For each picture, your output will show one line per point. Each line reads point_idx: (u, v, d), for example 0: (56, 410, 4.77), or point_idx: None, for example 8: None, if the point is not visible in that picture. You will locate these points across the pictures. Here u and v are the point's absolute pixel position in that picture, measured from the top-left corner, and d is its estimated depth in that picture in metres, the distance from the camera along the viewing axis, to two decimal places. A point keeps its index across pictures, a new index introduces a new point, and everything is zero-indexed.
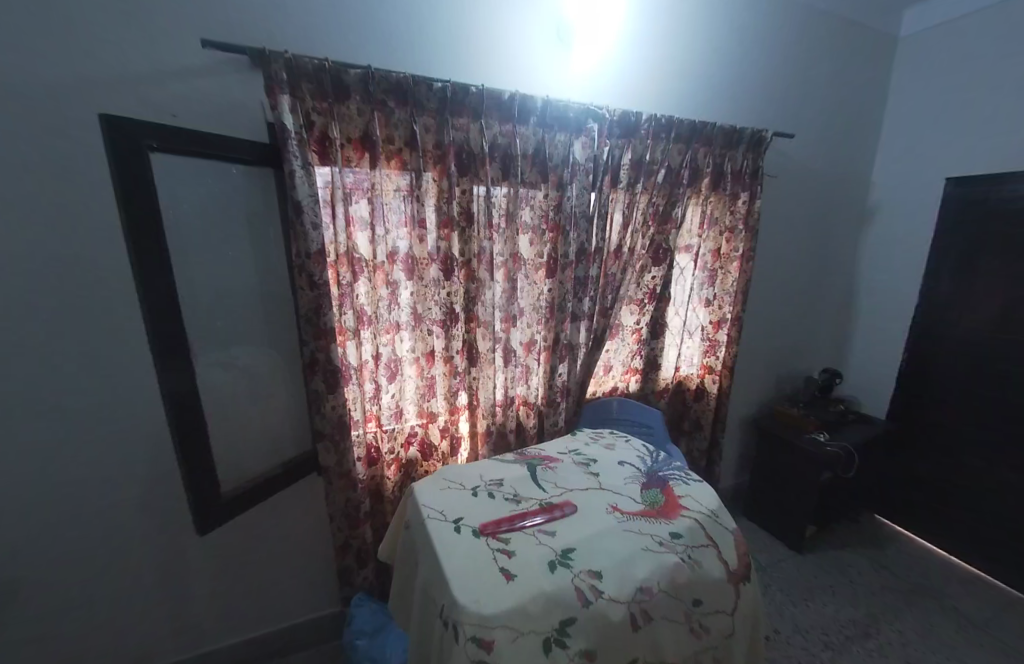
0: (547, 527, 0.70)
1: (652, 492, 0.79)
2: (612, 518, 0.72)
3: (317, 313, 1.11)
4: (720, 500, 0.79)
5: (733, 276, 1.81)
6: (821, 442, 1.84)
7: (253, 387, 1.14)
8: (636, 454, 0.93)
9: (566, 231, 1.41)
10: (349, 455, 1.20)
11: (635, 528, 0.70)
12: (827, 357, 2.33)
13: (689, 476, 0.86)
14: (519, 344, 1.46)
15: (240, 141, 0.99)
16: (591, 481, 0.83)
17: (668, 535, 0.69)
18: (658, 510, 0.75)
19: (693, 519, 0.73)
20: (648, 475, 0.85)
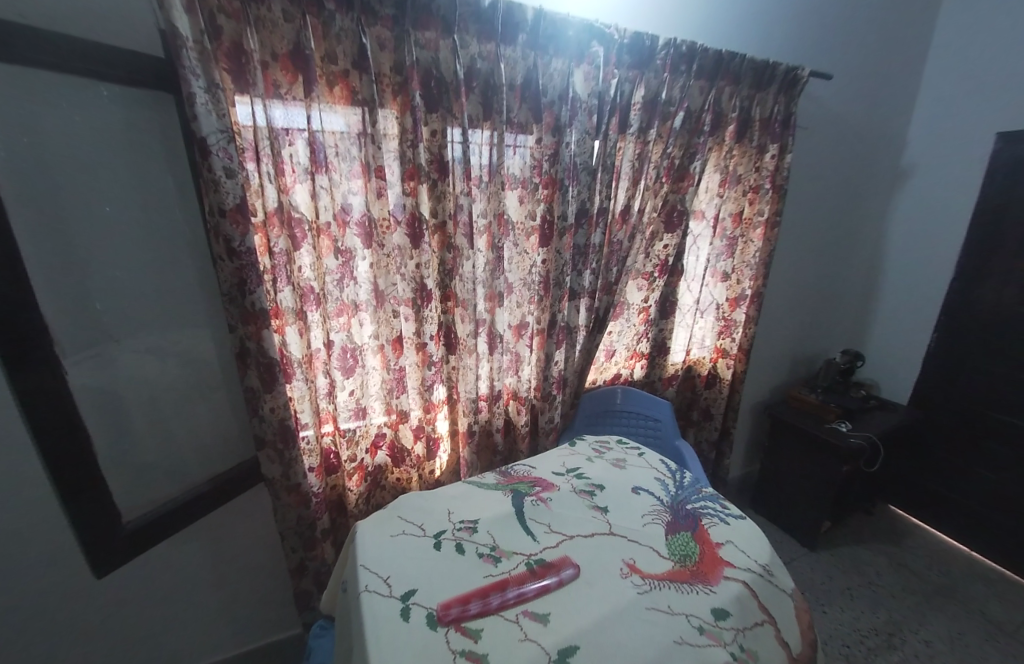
0: (537, 605, 0.48)
1: (680, 538, 0.58)
2: (630, 587, 0.50)
3: (242, 290, 0.84)
4: (771, 546, 0.58)
5: (756, 246, 1.57)
6: (843, 432, 1.65)
7: (166, 390, 0.87)
8: (654, 475, 0.72)
9: (564, 186, 1.14)
10: (299, 466, 0.98)
11: (663, 604, 0.48)
12: (846, 337, 2.13)
13: (728, 509, 0.64)
14: (507, 327, 1.22)
15: (122, 55, 0.69)
16: (598, 520, 0.61)
17: (710, 613, 0.48)
18: (693, 569, 0.53)
19: (742, 583, 0.52)
20: (673, 507, 0.64)
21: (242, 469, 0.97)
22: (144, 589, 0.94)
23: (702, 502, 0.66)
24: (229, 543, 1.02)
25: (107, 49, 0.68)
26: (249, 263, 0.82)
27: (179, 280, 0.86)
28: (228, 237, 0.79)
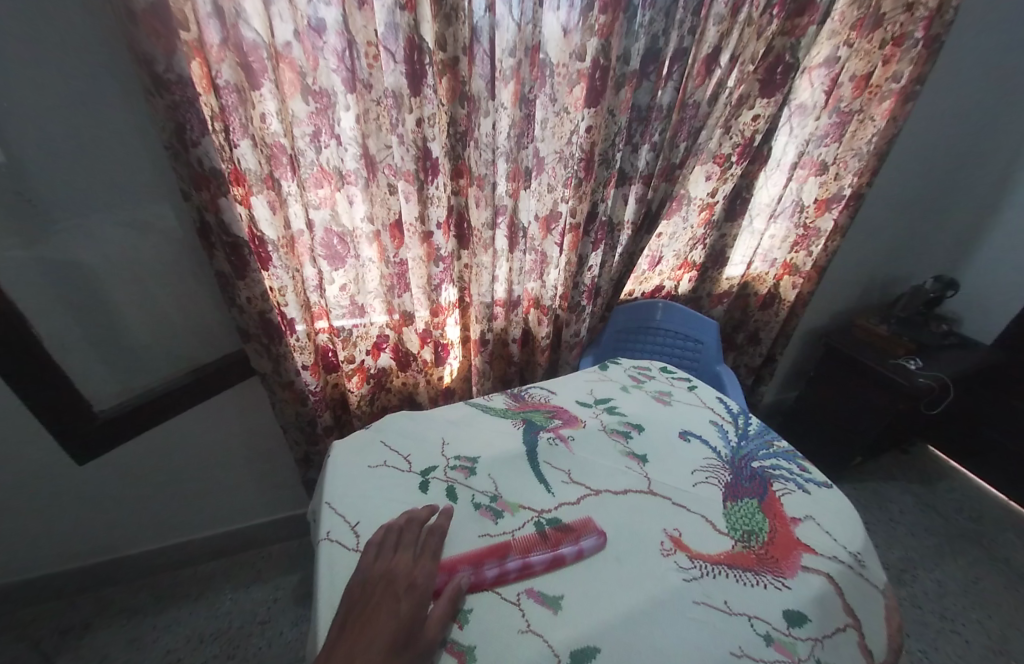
0: (546, 584, 0.37)
1: (742, 508, 0.44)
2: (674, 571, 0.38)
3: (183, 138, 0.62)
4: (864, 528, 0.44)
5: (875, 127, 1.17)
6: (912, 370, 1.42)
7: (116, 267, 0.72)
8: (709, 418, 0.57)
9: (632, 6, 0.76)
10: (289, 362, 0.87)
11: (717, 600, 0.36)
12: (940, 260, 1.76)
13: (807, 474, 0.50)
14: (533, 218, 0.99)
15: None
16: (632, 472, 0.48)
17: (780, 617, 0.35)
18: (759, 553, 0.40)
19: (826, 577, 0.39)
20: (732, 465, 0.50)
21: (231, 360, 0.88)
22: (149, 466, 0.93)
23: (772, 461, 0.51)
24: (229, 431, 0.99)
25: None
26: (181, 97, 0.58)
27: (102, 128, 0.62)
28: (147, 56, 0.54)
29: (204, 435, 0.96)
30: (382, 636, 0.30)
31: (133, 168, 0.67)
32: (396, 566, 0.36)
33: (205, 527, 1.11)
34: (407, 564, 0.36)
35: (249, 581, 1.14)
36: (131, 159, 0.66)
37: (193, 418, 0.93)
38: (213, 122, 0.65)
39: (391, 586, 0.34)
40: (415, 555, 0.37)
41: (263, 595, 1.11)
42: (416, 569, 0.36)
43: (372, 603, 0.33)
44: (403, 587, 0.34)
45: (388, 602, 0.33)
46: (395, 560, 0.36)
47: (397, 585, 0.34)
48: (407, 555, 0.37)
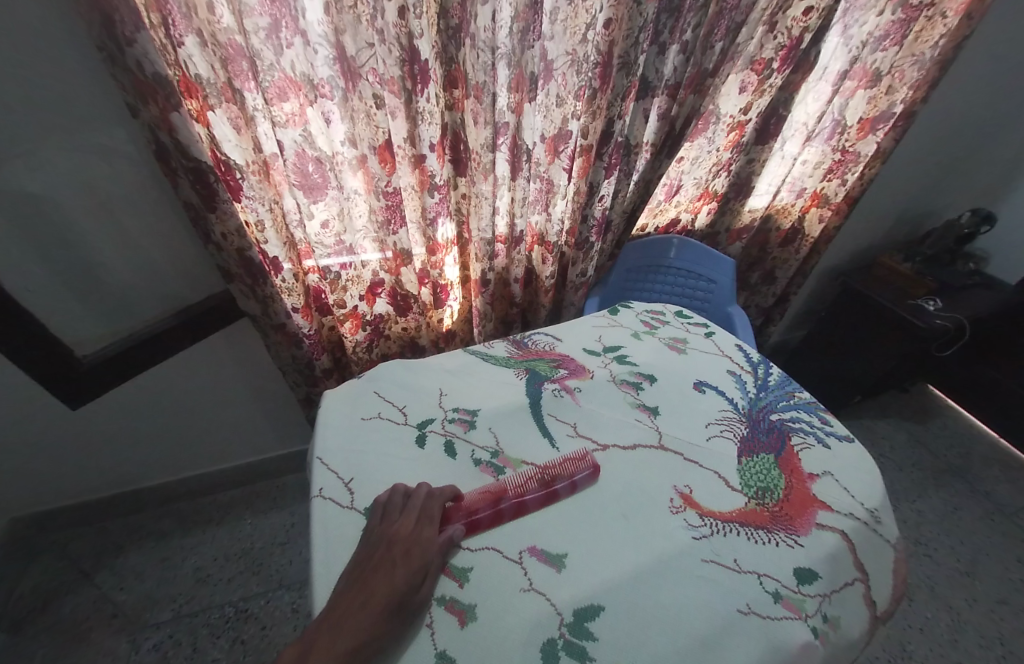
0: (549, 540, 0.36)
1: (757, 464, 0.42)
2: (683, 530, 0.36)
3: (113, 34, 0.51)
4: (883, 484, 0.42)
5: (946, 26, 0.98)
6: (929, 312, 1.37)
7: (72, 200, 0.64)
8: (727, 367, 0.54)
9: None
10: (279, 305, 0.83)
11: (727, 558, 0.35)
12: (981, 191, 1.61)
13: (828, 428, 0.47)
14: (538, 139, 0.86)
15: None
16: (642, 426, 0.45)
17: (791, 575, 0.34)
18: (772, 511, 0.38)
19: (840, 535, 0.37)
20: (750, 417, 0.47)
21: (217, 302, 0.83)
22: (151, 407, 0.93)
23: (791, 414, 0.48)
24: (227, 373, 0.97)
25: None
26: None
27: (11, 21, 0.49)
28: None
29: (201, 377, 0.94)
30: (372, 603, 0.29)
31: (64, 75, 0.55)
32: (397, 529, 0.34)
33: (217, 462, 1.15)
34: (409, 528, 0.34)
35: (266, 509, 1.21)
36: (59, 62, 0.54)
37: (189, 361, 0.91)
38: (149, 12, 0.52)
39: (389, 551, 0.32)
40: (416, 518, 0.35)
41: (281, 521, 1.19)
42: (417, 534, 0.34)
43: (370, 565, 0.32)
44: (401, 553, 0.32)
45: (384, 566, 0.32)
46: (396, 524, 0.34)
47: (395, 551, 0.32)
48: (409, 518, 0.35)
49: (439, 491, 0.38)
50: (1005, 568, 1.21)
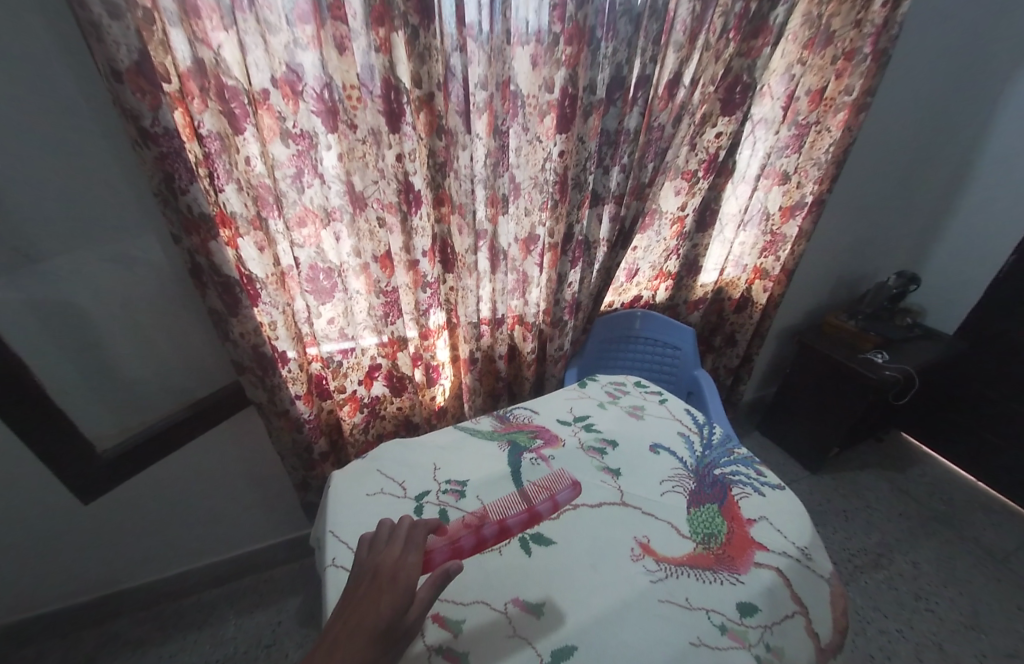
0: (530, 591, 0.41)
1: (705, 513, 0.50)
2: (642, 574, 0.43)
3: (172, 189, 0.66)
4: (814, 524, 0.50)
5: (832, 138, 1.24)
6: (877, 365, 1.51)
7: (115, 313, 0.75)
8: (676, 429, 0.63)
9: (595, 39, 0.81)
10: (283, 393, 0.91)
11: (680, 599, 0.41)
12: (903, 257, 1.86)
13: (763, 478, 0.55)
14: (512, 240, 1.03)
15: None
16: (606, 486, 0.53)
17: (736, 610, 0.40)
18: (717, 554, 0.45)
19: (775, 572, 0.44)
20: (698, 473, 0.55)
21: (226, 393, 0.91)
22: (148, 503, 0.95)
23: (732, 467, 0.57)
24: (226, 461, 1.00)
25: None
26: (167, 149, 0.62)
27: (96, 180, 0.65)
28: (134, 112, 0.57)
29: (202, 467, 0.97)
30: (361, 628, 0.30)
31: (127, 215, 0.70)
32: (383, 560, 0.36)
33: (205, 555, 1.13)
34: (394, 557, 0.36)
35: (251, 606, 1.16)
36: (122, 204, 0.69)
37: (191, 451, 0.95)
38: (199, 168, 0.69)
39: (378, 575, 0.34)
40: (400, 546, 0.37)
41: (267, 619, 1.13)
42: (401, 560, 0.36)
43: (357, 595, 0.33)
44: (388, 580, 0.34)
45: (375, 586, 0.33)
46: (383, 556, 0.36)
47: (382, 579, 0.34)
48: (394, 548, 0.37)
49: (422, 522, 0.40)
50: (1008, 618, 1.20)
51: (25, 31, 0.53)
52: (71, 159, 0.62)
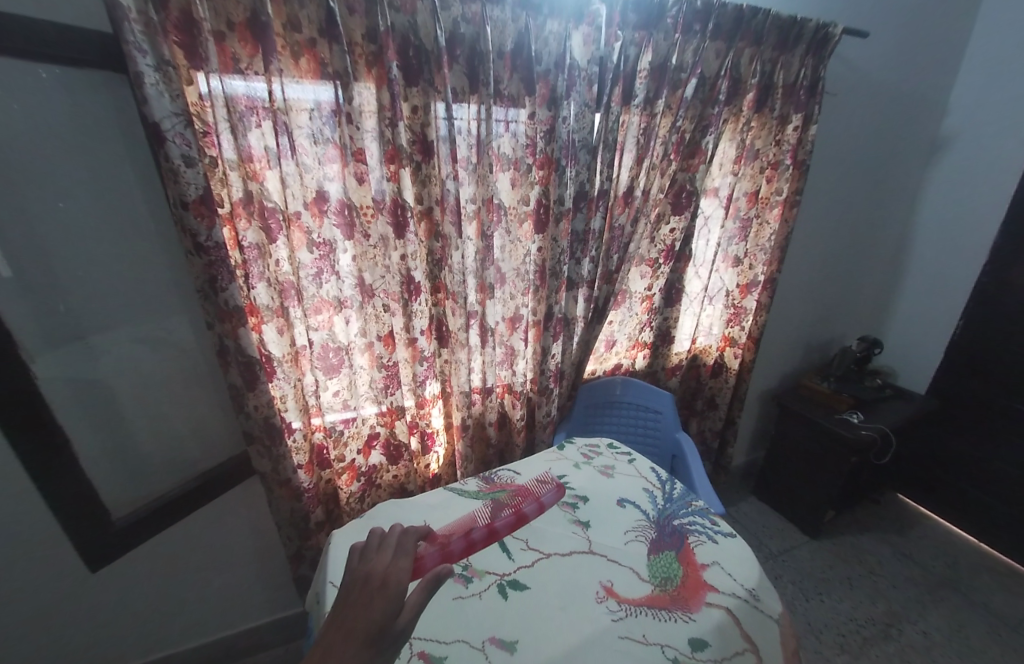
0: (505, 632, 0.46)
1: (664, 560, 0.56)
2: (605, 615, 0.48)
3: (214, 287, 0.80)
4: (762, 568, 0.55)
5: (771, 229, 1.44)
6: (854, 424, 1.58)
7: (146, 388, 0.84)
8: (641, 484, 0.70)
9: (560, 166, 1.04)
10: (287, 462, 0.97)
11: (637, 635, 0.46)
12: (865, 322, 2.02)
13: (716, 527, 0.62)
14: (500, 319, 1.18)
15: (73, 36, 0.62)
16: (576, 538, 0.59)
17: (687, 645, 0.45)
18: (672, 595, 0.51)
19: (724, 610, 0.49)
20: (658, 524, 0.62)
21: (234, 463, 0.97)
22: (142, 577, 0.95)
23: (689, 517, 0.64)
24: (223, 534, 1.03)
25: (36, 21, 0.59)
26: (216, 257, 0.77)
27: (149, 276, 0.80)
28: (194, 231, 0.74)
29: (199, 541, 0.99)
30: (351, 610, 0.37)
31: (170, 303, 0.84)
32: (375, 564, 0.43)
33: (187, 640, 1.09)
34: (385, 562, 0.43)
35: None
36: (168, 296, 0.83)
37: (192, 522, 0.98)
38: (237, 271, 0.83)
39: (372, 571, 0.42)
40: (391, 553, 0.44)
41: None
42: (390, 563, 0.43)
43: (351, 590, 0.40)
44: (378, 578, 0.41)
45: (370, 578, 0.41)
46: (376, 560, 0.44)
47: (373, 578, 0.41)
48: (385, 554, 0.44)
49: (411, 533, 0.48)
50: None
51: (116, 173, 0.73)
52: (135, 262, 0.78)
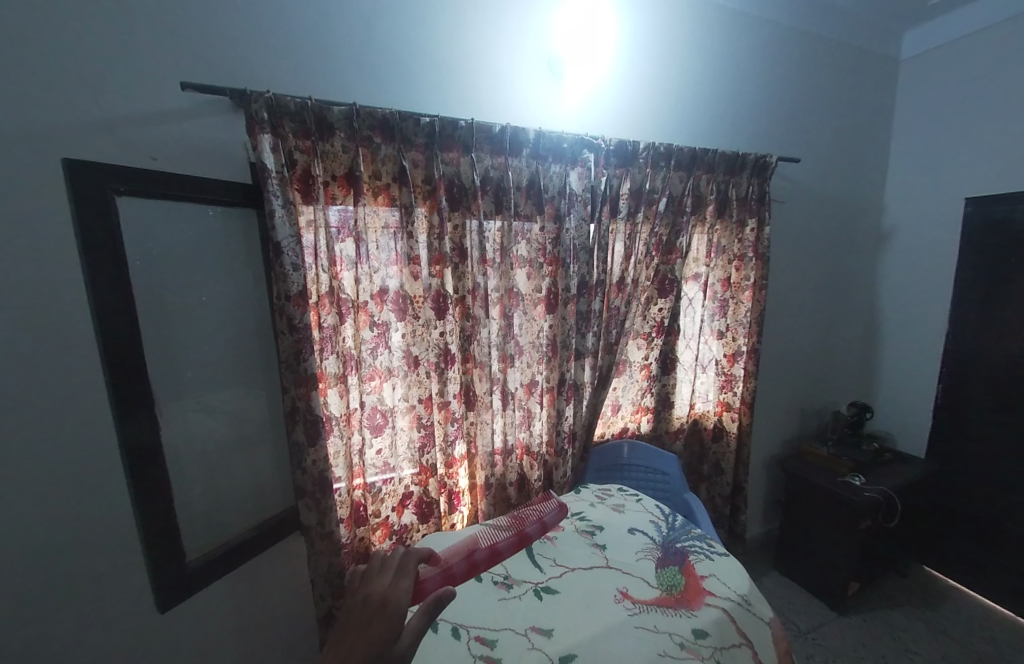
0: (543, 622, 0.67)
1: (670, 573, 0.76)
2: (622, 611, 0.68)
3: (298, 358, 0.99)
4: (747, 580, 0.75)
5: (747, 306, 1.67)
6: (856, 486, 1.63)
7: (229, 446, 1.00)
8: (649, 518, 0.91)
9: (566, 264, 1.32)
10: (332, 515, 1.06)
11: (649, 625, 0.66)
12: (853, 389, 2.17)
13: (709, 551, 0.82)
14: (519, 384, 1.36)
15: (220, 182, 0.91)
16: (597, 558, 0.80)
17: (691, 634, 0.64)
18: (677, 597, 0.71)
19: (721, 610, 0.68)
20: (663, 547, 0.83)
21: (283, 515, 1.08)
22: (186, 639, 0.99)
23: (689, 541, 0.85)
24: (261, 589, 1.09)
25: (202, 178, 0.89)
26: (304, 335, 0.98)
27: (248, 352, 1.01)
28: (292, 316, 0.96)
29: (240, 596, 1.05)
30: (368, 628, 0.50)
31: (259, 372, 1.04)
32: (377, 584, 0.56)
33: None
34: (388, 582, 0.56)
35: None
36: (255, 364, 1.03)
37: (240, 579, 1.05)
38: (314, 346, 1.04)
39: (375, 592, 0.55)
40: (392, 574, 0.57)
41: None
42: (392, 583, 0.56)
43: (362, 608, 0.53)
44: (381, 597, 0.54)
45: (373, 598, 0.54)
46: (379, 581, 0.57)
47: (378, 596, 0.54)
48: (386, 577, 0.57)
49: (408, 556, 0.61)
50: None
51: (240, 275, 0.98)
52: (241, 340, 1.00)
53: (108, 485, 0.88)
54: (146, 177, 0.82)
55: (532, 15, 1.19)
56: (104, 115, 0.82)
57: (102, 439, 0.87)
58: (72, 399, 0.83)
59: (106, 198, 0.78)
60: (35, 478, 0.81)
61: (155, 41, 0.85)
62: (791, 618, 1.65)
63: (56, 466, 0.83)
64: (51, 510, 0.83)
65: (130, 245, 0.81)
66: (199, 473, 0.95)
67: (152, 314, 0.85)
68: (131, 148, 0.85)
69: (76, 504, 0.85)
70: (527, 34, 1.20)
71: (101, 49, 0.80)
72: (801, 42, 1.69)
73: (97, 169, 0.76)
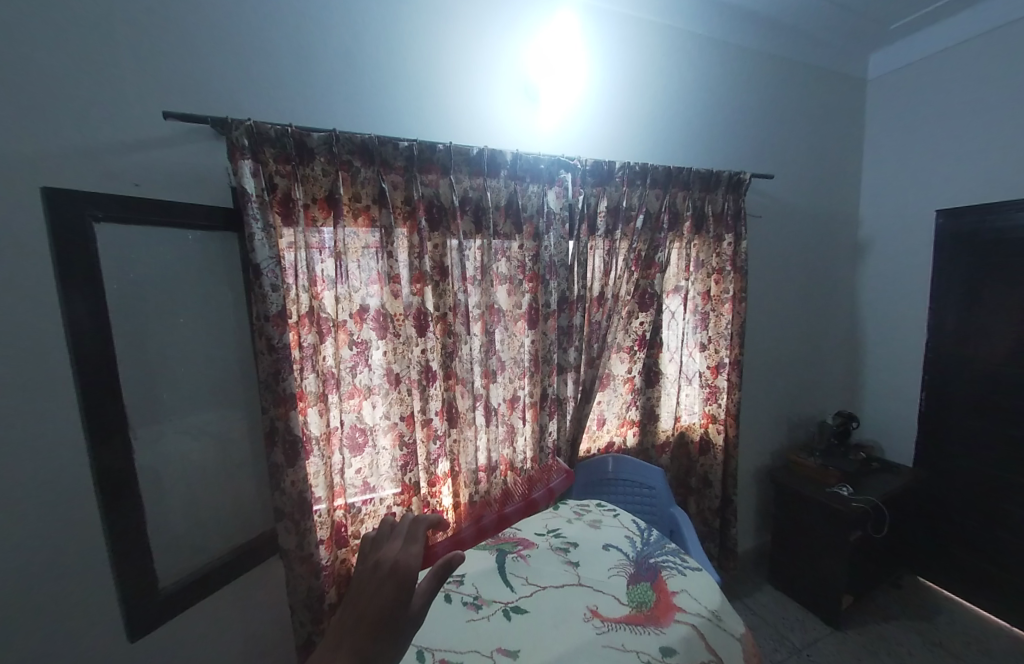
0: (509, 644, 0.69)
1: (642, 588, 0.80)
2: (591, 629, 0.71)
3: (276, 378, 0.99)
4: (718, 597, 0.78)
5: (727, 318, 1.69)
6: (845, 497, 1.63)
7: (204, 468, 0.99)
8: (624, 533, 0.97)
9: (545, 280, 1.35)
10: (311, 537, 1.04)
11: (618, 643, 0.68)
12: (839, 398, 2.19)
13: (684, 565, 0.87)
14: (501, 399, 1.36)
15: (196, 206, 0.93)
16: (568, 573, 0.84)
17: (658, 651, 0.67)
18: (647, 614, 0.74)
19: (690, 627, 0.71)
20: (637, 563, 0.87)
21: (262, 537, 1.07)
22: None
23: (663, 557, 0.90)
24: (240, 612, 1.08)
25: (183, 204, 0.91)
26: (283, 355, 0.98)
27: (225, 372, 1.01)
28: (271, 336, 0.97)
29: (216, 619, 1.04)
30: (384, 589, 0.47)
31: (238, 392, 1.04)
32: (385, 550, 0.53)
33: None
34: (396, 548, 0.53)
35: None
36: (235, 385, 1.03)
37: (215, 603, 1.03)
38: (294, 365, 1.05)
39: (384, 557, 0.51)
40: (401, 540, 0.54)
41: None
42: (403, 548, 0.53)
43: (372, 572, 0.50)
44: (392, 562, 0.50)
45: (383, 563, 0.50)
46: (386, 548, 0.54)
47: (387, 560, 0.51)
48: (396, 542, 0.54)
49: (422, 521, 0.59)
50: None
51: (217, 294, 0.99)
52: (216, 359, 1.00)
53: (80, 509, 0.87)
54: (125, 204, 0.83)
55: (507, 45, 1.25)
56: (83, 143, 0.84)
57: (76, 461, 0.87)
58: (46, 421, 0.83)
59: (84, 223, 0.79)
60: (8, 503, 0.80)
61: (138, 71, 0.88)
62: (785, 635, 1.62)
63: (29, 489, 0.82)
64: (20, 535, 0.82)
65: (107, 267, 0.82)
66: (174, 495, 0.94)
67: (128, 336, 0.86)
68: (112, 175, 0.87)
69: (44, 530, 0.84)
70: (503, 62, 1.25)
71: (86, 79, 0.83)
72: (768, 67, 1.77)
73: (77, 197, 0.77)
